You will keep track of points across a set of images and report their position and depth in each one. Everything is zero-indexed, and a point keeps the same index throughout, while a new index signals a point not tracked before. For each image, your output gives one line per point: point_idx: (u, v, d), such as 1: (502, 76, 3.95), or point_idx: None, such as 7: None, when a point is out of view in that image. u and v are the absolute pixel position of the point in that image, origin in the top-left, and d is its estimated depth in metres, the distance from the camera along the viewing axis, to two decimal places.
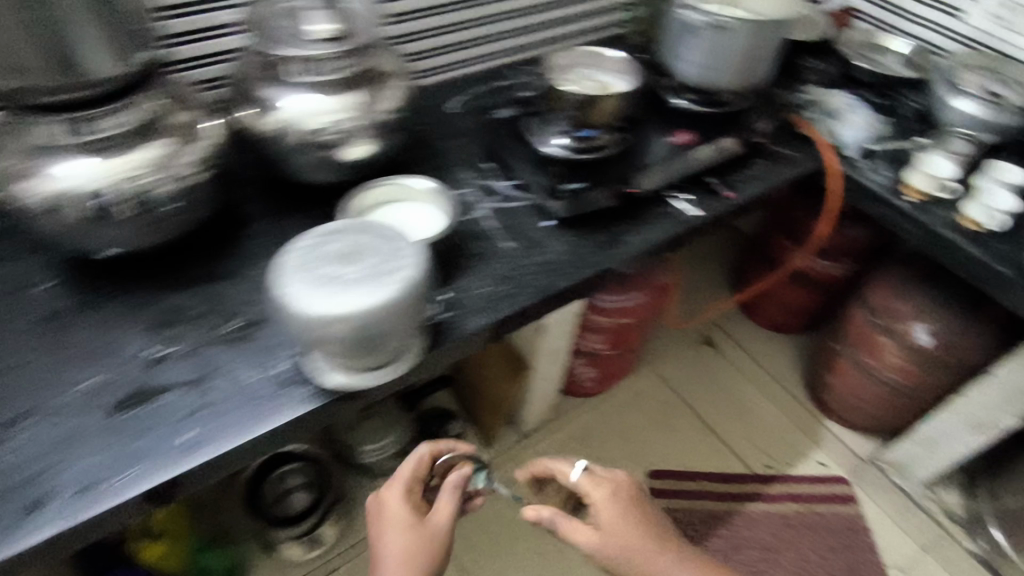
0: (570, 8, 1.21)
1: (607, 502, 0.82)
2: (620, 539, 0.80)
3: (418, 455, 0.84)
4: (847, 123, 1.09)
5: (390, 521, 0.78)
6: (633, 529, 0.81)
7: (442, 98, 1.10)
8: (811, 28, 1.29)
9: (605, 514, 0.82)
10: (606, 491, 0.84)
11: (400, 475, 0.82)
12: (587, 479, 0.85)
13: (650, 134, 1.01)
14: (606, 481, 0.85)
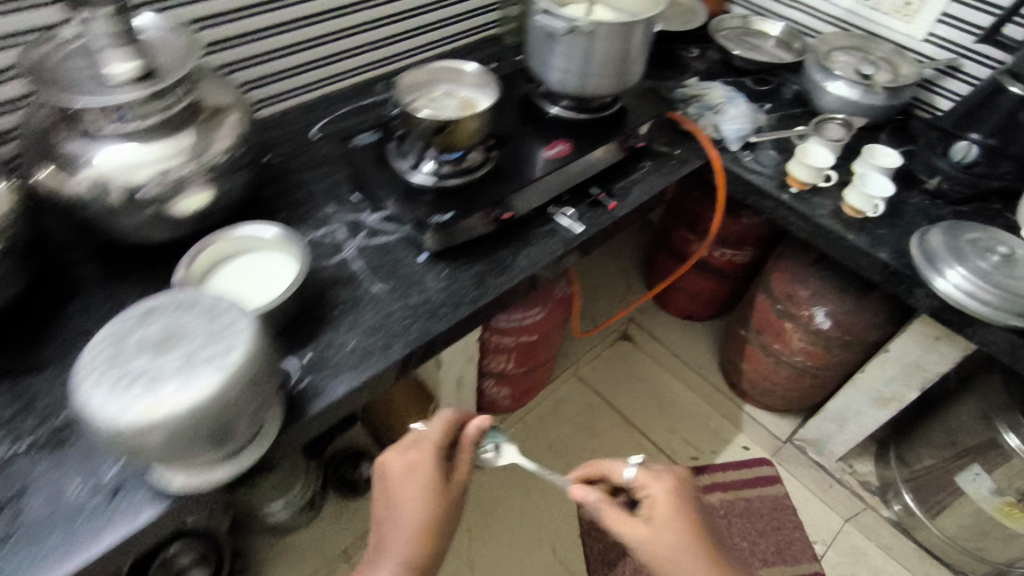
0: (432, 16, 1.14)
1: (660, 499, 0.71)
2: (675, 542, 0.67)
3: (449, 414, 0.80)
4: (724, 115, 1.07)
5: (419, 475, 0.72)
6: (684, 536, 0.68)
7: (305, 127, 1.02)
8: (683, 21, 1.28)
9: (655, 514, 0.70)
10: (661, 488, 0.71)
11: (431, 432, 0.77)
12: (636, 474, 0.74)
13: (526, 150, 0.93)
14: (658, 479, 0.72)
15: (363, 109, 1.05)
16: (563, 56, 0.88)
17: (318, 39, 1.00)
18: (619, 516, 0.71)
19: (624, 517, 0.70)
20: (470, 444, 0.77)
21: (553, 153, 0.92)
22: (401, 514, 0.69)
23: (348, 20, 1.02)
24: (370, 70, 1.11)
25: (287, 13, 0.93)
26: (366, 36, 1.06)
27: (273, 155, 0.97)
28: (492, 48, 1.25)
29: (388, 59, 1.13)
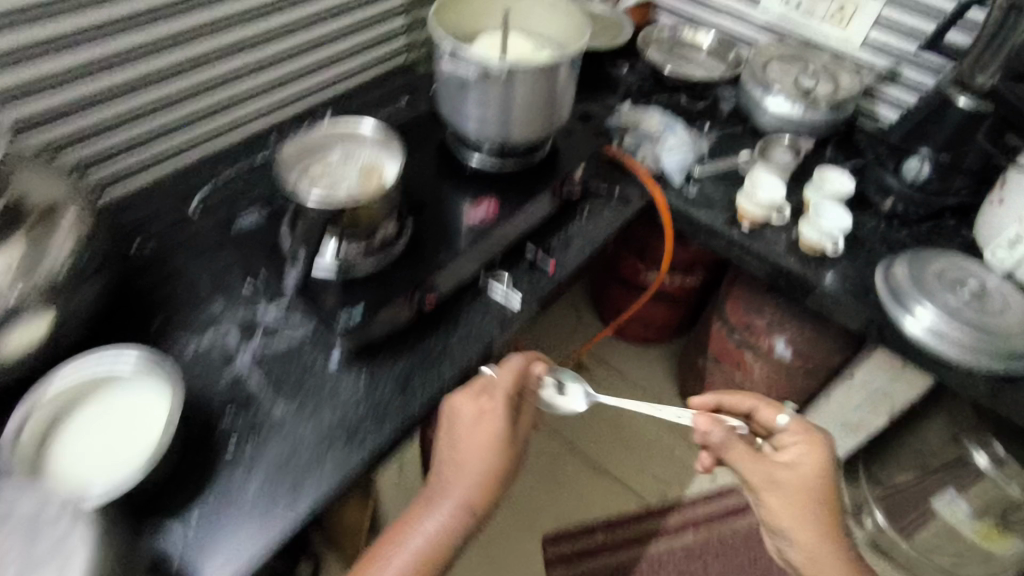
0: (322, 53, 1.00)
1: (809, 451, 0.73)
2: (792, 502, 0.71)
3: (520, 360, 0.72)
4: (661, 146, 0.98)
5: (489, 424, 0.65)
6: (820, 498, 0.71)
7: (185, 198, 0.87)
8: (608, 39, 1.18)
9: (800, 466, 0.72)
10: (814, 442, 0.73)
11: (503, 378, 0.69)
12: (787, 425, 0.77)
13: (446, 213, 0.80)
14: (810, 432, 0.75)
15: (255, 174, 0.90)
16: (479, 104, 0.76)
17: (179, 97, 0.85)
18: (752, 457, 0.75)
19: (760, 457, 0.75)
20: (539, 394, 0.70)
21: (477, 216, 0.79)
22: (469, 464, 0.64)
23: (213, 72, 0.87)
24: (255, 121, 0.97)
25: (130, 73, 0.78)
26: (240, 86, 0.92)
27: (145, 240, 0.81)
28: (404, 80, 1.12)
29: (274, 107, 0.98)
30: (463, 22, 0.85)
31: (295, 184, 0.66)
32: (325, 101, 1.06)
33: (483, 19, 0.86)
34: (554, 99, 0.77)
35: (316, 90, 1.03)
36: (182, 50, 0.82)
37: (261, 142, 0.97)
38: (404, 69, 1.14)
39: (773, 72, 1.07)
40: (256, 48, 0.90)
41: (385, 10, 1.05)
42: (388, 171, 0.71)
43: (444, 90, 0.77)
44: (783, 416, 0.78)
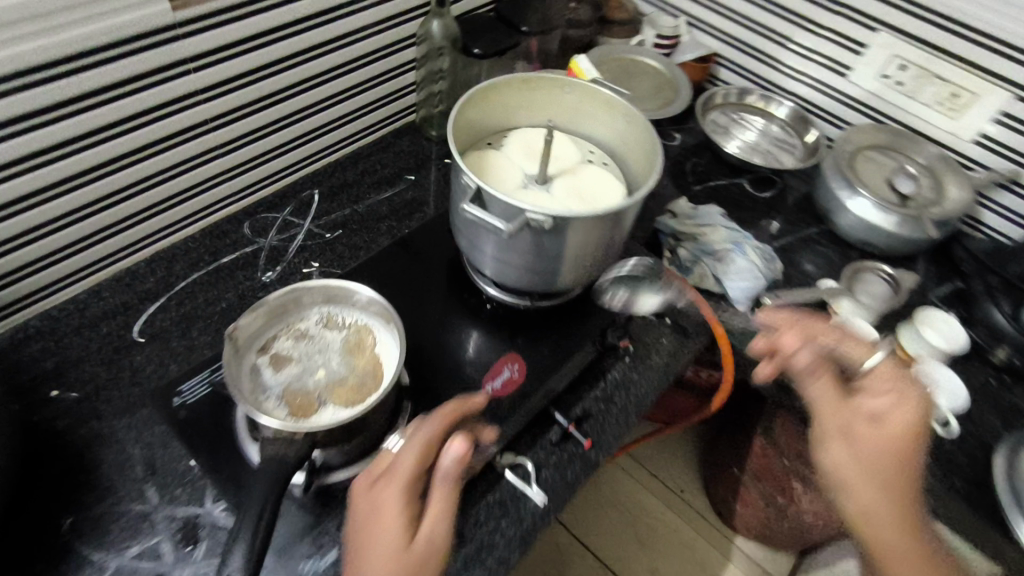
0: (307, 122, 0.81)
1: (897, 402, 0.58)
2: (869, 460, 0.57)
3: (432, 424, 0.51)
4: (727, 266, 0.79)
5: (385, 521, 0.46)
6: (912, 464, 0.56)
7: (123, 321, 0.68)
8: (662, 104, 0.99)
9: (884, 419, 0.57)
10: (906, 397, 0.58)
11: (405, 452, 0.49)
12: (880, 367, 0.60)
13: (456, 378, 0.62)
14: (907, 384, 0.59)
15: (220, 290, 0.72)
16: (511, 249, 0.57)
17: (112, 192, 0.66)
18: (836, 400, 0.60)
19: (844, 403, 0.59)
20: (448, 480, 0.48)
21: (496, 387, 0.61)
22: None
23: (172, 155, 0.69)
24: (220, 207, 0.78)
25: (41, 173, 0.59)
26: (209, 166, 0.74)
27: (65, 389, 0.63)
28: (411, 147, 0.93)
29: (251, 186, 0.80)
30: (496, 116, 0.67)
31: (262, 396, 0.49)
32: (312, 173, 0.86)
33: (521, 112, 0.68)
34: (610, 244, 0.58)
35: (305, 163, 0.85)
36: (114, 139, 0.63)
37: (228, 235, 0.78)
38: (411, 129, 0.94)
39: (864, 167, 0.88)
40: (217, 125, 0.71)
41: (389, 66, 0.85)
42: (380, 348, 0.54)
43: (465, 225, 0.58)
44: (876, 357, 0.60)
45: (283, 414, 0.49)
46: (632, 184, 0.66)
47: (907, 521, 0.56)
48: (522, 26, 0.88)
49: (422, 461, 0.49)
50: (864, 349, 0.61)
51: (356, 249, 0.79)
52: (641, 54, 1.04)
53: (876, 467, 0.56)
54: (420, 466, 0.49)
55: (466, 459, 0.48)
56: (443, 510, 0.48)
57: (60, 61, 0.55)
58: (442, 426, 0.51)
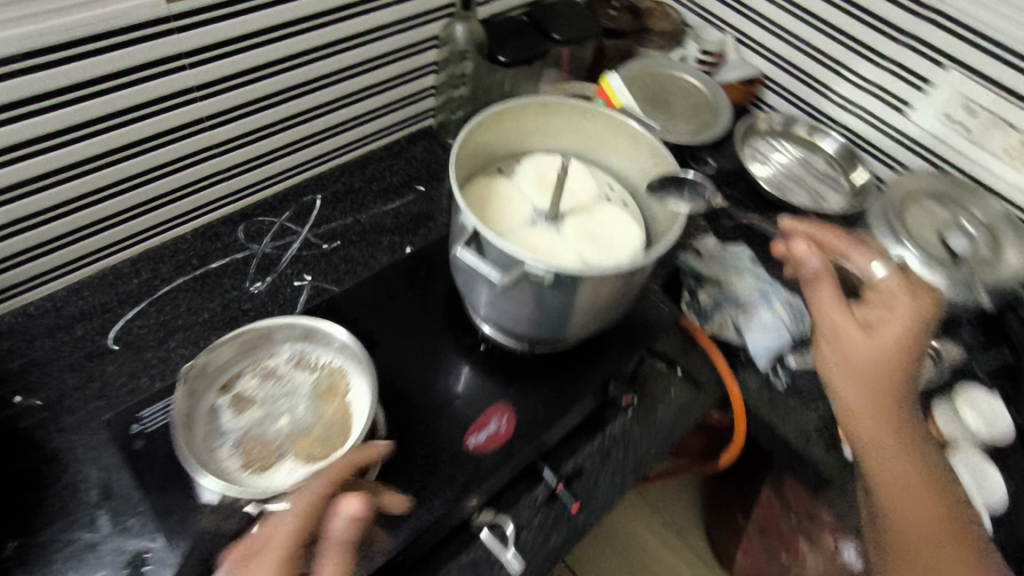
0: (312, 124, 0.76)
1: (893, 305, 0.59)
2: (855, 362, 0.58)
3: (317, 481, 0.43)
4: (748, 317, 0.73)
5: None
6: (905, 367, 0.58)
7: (98, 325, 0.64)
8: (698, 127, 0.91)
9: (875, 324, 0.59)
10: (904, 303, 0.59)
11: (284, 519, 0.41)
12: (890, 274, 0.62)
13: (439, 425, 0.57)
14: (914, 295, 0.59)
15: (204, 297, 0.68)
16: (508, 296, 0.51)
17: (91, 192, 0.61)
18: (839, 311, 0.60)
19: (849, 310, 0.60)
20: (337, 548, 0.40)
21: (480, 441, 0.56)
22: None
23: (164, 154, 0.64)
24: (216, 208, 0.74)
25: (18, 167, 0.55)
26: (206, 166, 0.69)
27: (28, 395, 0.59)
28: (425, 154, 0.87)
29: (251, 188, 0.76)
30: (509, 139, 0.61)
31: (215, 444, 0.45)
32: (316, 176, 0.81)
33: (537, 137, 0.62)
34: (620, 298, 0.52)
35: (311, 165, 0.80)
36: (90, 138, 0.58)
37: (220, 238, 0.73)
38: (427, 134, 0.88)
39: (914, 218, 0.80)
40: (209, 125, 0.66)
41: (406, 69, 0.80)
42: (353, 396, 0.49)
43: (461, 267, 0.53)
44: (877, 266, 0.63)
45: (235, 465, 0.45)
46: (651, 227, 0.60)
47: (889, 426, 0.59)
48: (553, 34, 0.82)
49: (304, 527, 0.41)
50: (873, 262, 0.64)
51: (353, 265, 0.74)
52: (680, 71, 0.96)
53: (859, 368, 0.58)
54: (302, 535, 0.41)
55: (360, 522, 0.41)
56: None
57: (24, 56, 0.51)
58: (331, 482, 0.43)
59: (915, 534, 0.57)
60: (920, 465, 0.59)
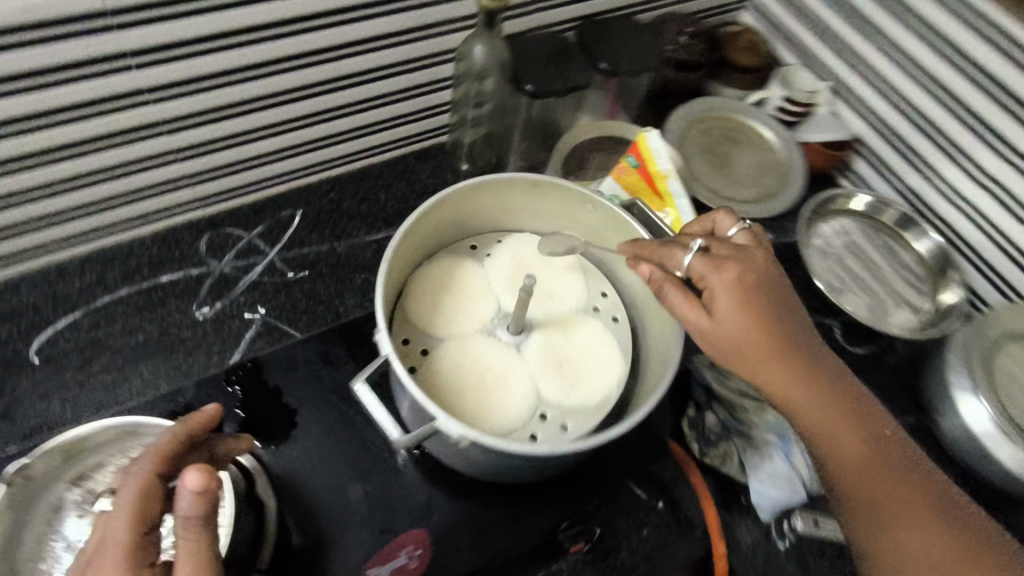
0: (301, 134, 0.66)
1: (719, 278, 0.45)
2: (735, 339, 0.45)
3: (142, 464, 0.40)
4: (760, 459, 0.60)
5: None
6: (773, 323, 0.46)
7: (25, 331, 0.59)
8: (760, 193, 0.76)
9: (719, 303, 0.45)
10: (731, 269, 0.45)
11: (117, 513, 0.38)
12: (708, 256, 0.46)
13: (342, 547, 0.48)
14: (736, 257, 0.47)
15: (147, 316, 0.62)
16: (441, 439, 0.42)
17: (24, 190, 0.55)
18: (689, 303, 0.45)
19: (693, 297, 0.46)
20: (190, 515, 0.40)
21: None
22: None
23: (118, 153, 0.57)
24: (181, 213, 0.66)
25: None
26: (170, 169, 0.61)
27: None
28: (432, 178, 0.76)
29: (224, 196, 0.67)
30: (490, 213, 0.50)
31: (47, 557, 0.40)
32: (303, 185, 0.72)
33: (525, 215, 0.50)
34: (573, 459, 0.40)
35: (299, 176, 0.70)
36: (18, 138, 0.51)
37: (178, 247, 0.66)
38: (439, 154, 0.78)
39: (1003, 371, 0.64)
40: (167, 129, 0.58)
41: (418, 82, 0.68)
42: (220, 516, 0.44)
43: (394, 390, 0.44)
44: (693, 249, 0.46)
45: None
46: (639, 358, 0.48)
47: (801, 379, 0.47)
48: (601, 61, 0.68)
49: (146, 515, 0.39)
50: (675, 245, 0.47)
51: (315, 302, 0.65)
52: (752, 121, 0.80)
53: (737, 352, 0.46)
54: (144, 524, 0.39)
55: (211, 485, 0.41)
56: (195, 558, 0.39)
57: None
58: (162, 457, 0.41)
59: (869, 483, 0.48)
60: (842, 411, 0.48)
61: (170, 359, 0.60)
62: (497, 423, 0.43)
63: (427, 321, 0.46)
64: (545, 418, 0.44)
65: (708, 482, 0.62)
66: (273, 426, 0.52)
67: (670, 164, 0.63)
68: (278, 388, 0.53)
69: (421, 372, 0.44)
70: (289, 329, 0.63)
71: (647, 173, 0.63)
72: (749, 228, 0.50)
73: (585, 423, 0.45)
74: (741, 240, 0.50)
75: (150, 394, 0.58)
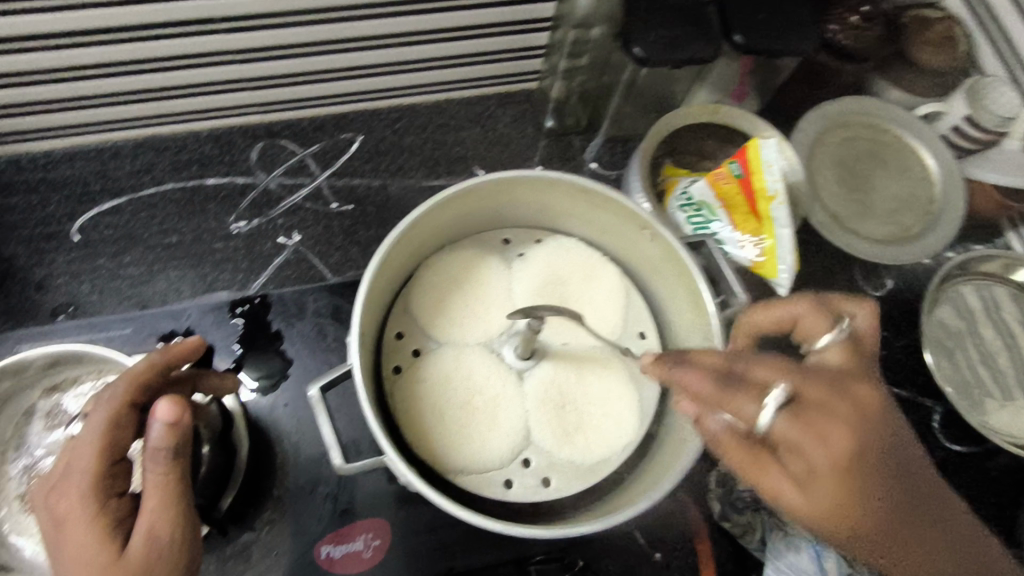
0: (374, 55, 0.57)
1: (821, 453, 0.33)
2: (836, 522, 0.34)
3: (114, 389, 0.36)
4: (785, 547, 0.51)
5: (76, 536, 0.33)
6: (880, 490, 0.34)
7: (73, 205, 0.60)
8: (897, 232, 0.62)
9: (816, 484, 0.33)
10: (842, 437, 0.33)
11: (83, 438, 0.34)
12: (798, 407, 0.34)
13: (302, 517, 0.47)
14: (840, 406, 0.34)
15: (184, 219, 0.60)
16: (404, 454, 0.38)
17: (69, 67, 0.50)
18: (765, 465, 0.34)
19: (773, 462, 0.34)
20: (160, 454, 0.34)
21: (332, 556, 0.46)
22: None
23: (169, 45, 0.50)
24: (237, 115, 0.62)
25: None
26: (226, 71, 0.55)
27: None
28: (511, 127, 0.68)
29: (282, 106, 0.62)
30: (534, 210, 0.43)
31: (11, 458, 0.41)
32: (370, 109, 0.66)
33: (573, 218, 0.42)
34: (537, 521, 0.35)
35: (366, 98, 0.64)
36: (47, 13, 0.45)
37: (230, 151, 0.63)
38: (526, 102, 0.68)
39: None
40: (225, 27, 0.50)
41: (515, 19, 0.57)
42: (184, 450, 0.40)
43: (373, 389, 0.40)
44: (774, 403, 0.34)
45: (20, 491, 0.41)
46: (658, 420, 0.41)
47: (900, 530, 0.38)
48: (733, 33, 0.54)
49: (113, 443, 0.34)
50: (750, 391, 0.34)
51: (352, 242, 0.61)
52: (912, 138, 0.64)
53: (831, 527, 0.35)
54: (113, 452, 0.35)
55: (184, 420, 0.34)
56: (162, 497, 0.34)
57: None
58: (139, 383, 0.36)
59: None
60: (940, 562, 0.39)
61: (197, 269, 0.59)
62: (471, 457, 0.38)
63: (428, 319, 0.41)
64: (528, 465, 0.39)
65: (718, 547, 0.54)
66: (265, 372, 0.50)
67: (780, 182, 0.51)
68: (279, 332, 0.51)
69: (405, 374, 0.40)
70: (319, 265, 0.60)
71: (751, 187, 0.53)
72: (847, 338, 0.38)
73: (570, 482, 0.38)
74: (838, 360, 0.37)
75: (172, 300, 0.58)
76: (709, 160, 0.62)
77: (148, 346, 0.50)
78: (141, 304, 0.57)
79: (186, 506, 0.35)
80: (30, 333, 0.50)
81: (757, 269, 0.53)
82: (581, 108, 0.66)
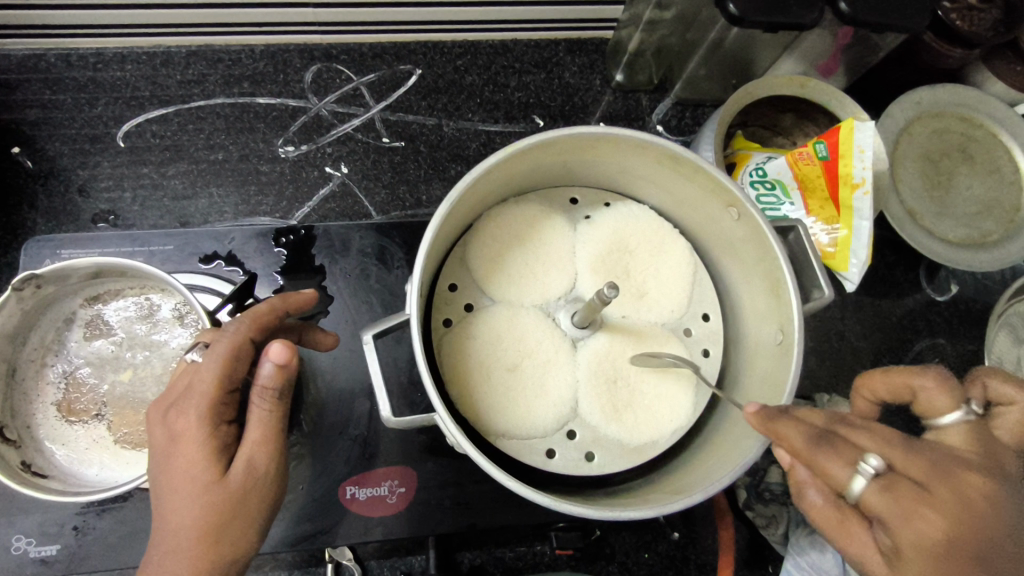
0: None
1: (907, 535, 0.28)
2: None
3: (239, 325, 0.36)
4: (808, 544, 0.49)
5: (187, 454, 0.33)
6: None
7: (120, 109, 0.57)
8: (976, 237, 0.58)
9: (904, 568, 0.28)
10: (936, 519, 0.28)
11: (204, 365, 0.34)
12: (888, 477, 0.29)
13: (331, 455, 0.46)
14: (952, 498, 0.28)
15: (231, 136, 0.58)
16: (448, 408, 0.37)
17: None
18: (851, 530, 0.31)
19: (858, 532, 0.30)
20: (270, 395, 0.35)
21: (356, 497, 0.46)
22: (161, 515, 0.33)
23: None
24: (295, 33, 0.59)
25: None
26: None
27: (26, 152, 0.56)
28: (578, 78, 0.64)
29: (340, 27, 0.59)
30: (608, 172, 0.40)
31: (47, 364, 0.41)
32: (432, 41, 0.62)
33: (652, 185, 0.40)
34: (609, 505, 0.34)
35: (429, 28, 0.60)
36: None
37: (284, 70, 0.60)
38: (596, 52, 0.64)
39: None
40: None
41: None
42: None
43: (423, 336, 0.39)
44: (865, 471, 0.29)
45: (54, 399, 0.41)
46: (709, 408, 0.40)
47: None
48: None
49: (230, 375, 0.34)
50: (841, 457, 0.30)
51: (400, 180, 0.59)
52: (1009, 139, 0.59)
53: None
54: (229, 382, 0.34)
55: (292, 368, 0.35)
56: (264, 432, 0.34)
57: None
58: (262, 322, 0.37)
59: None
60: None
61: (240, 190, 0.57)
62: (514, 422, 0.36)
63: (482, 274, 0.39)
64: (572, 437, 0.38)
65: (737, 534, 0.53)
66: None
67: (868, 171, 0.47)
68: (322, 268, 0.49)
69: (456, 328, 0.38)
70: (365, 201, 0.58)
71: (833, 172, 0.49)
72: (974, 420, 0.32)
73: (614, 460, 0.37)
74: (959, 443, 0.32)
75: (213, 219, 0.56)
76: (782, 136, 0.59)
77: (189, 265, 0.48)
78: (181, 220, 0.56)
79: (281, 448, 0.35)
80: (72, 239, 0.48)
81: (826, 259, 0.51)
82: (654, 65, 0.62)
